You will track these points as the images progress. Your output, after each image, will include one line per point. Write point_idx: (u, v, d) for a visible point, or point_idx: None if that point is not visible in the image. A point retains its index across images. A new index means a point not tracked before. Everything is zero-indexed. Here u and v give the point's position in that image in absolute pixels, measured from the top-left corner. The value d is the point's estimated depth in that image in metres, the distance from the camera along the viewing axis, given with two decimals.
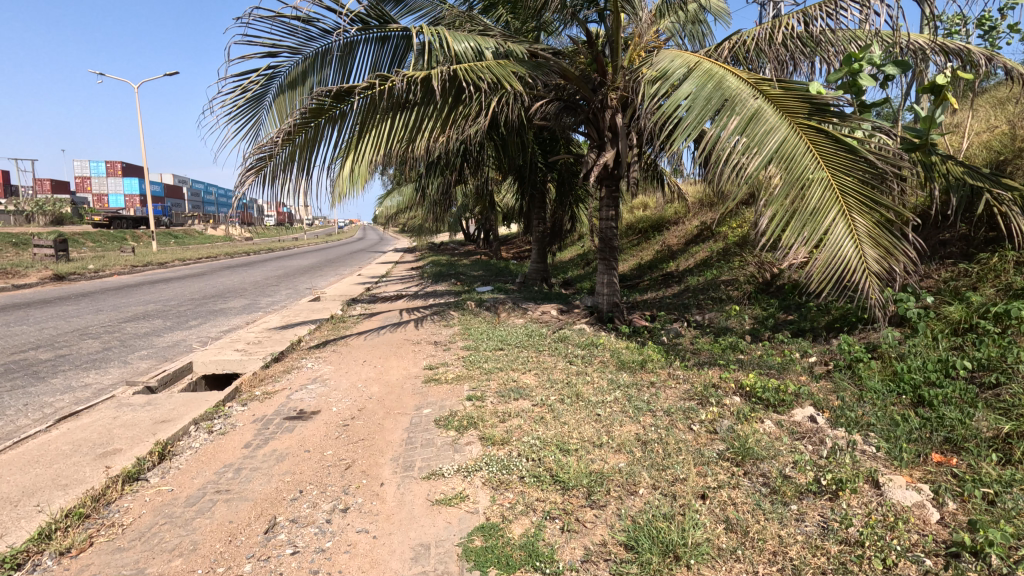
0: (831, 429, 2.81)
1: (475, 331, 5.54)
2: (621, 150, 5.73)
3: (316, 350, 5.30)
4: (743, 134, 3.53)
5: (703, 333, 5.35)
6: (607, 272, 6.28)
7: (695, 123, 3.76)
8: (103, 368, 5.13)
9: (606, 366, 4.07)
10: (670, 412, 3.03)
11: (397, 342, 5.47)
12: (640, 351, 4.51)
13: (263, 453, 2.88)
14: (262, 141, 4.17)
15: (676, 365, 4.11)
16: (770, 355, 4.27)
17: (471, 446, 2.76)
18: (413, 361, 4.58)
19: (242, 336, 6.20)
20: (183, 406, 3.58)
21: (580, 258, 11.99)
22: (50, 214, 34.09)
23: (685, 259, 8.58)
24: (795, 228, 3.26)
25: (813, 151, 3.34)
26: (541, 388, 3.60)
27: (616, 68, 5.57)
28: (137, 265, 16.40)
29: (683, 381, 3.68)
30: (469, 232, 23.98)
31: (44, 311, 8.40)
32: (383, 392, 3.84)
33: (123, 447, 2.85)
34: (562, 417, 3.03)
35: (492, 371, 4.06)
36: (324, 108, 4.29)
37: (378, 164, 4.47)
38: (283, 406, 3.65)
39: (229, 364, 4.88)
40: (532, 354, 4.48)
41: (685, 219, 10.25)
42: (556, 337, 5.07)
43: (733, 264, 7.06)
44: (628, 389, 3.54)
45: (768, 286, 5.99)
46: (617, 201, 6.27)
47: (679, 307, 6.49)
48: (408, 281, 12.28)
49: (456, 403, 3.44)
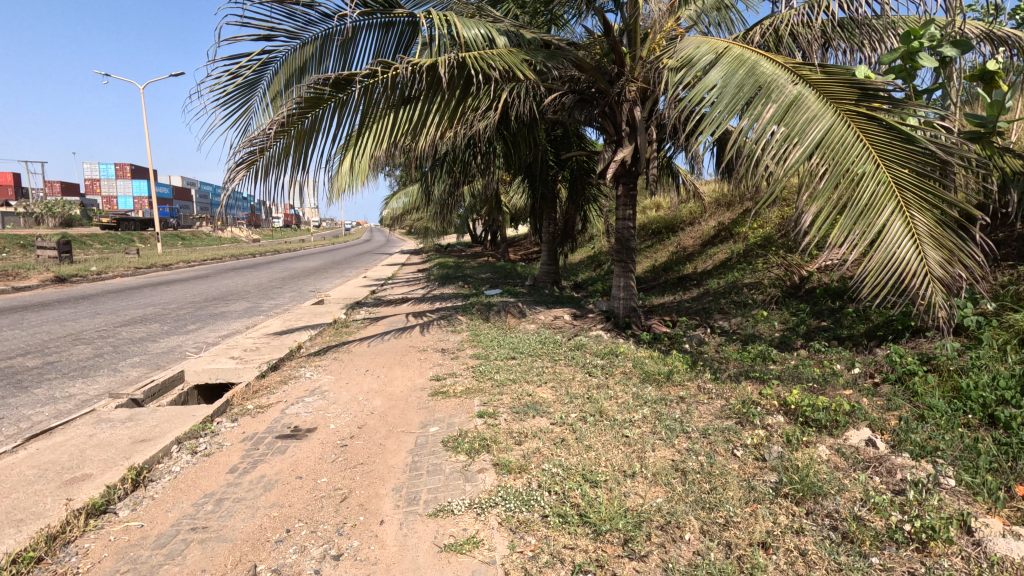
0: (896, 456, 2.46)
1: (485, 338, 5.21)
2: (639, 145, 5.38)
3: (316, 358, 4.99)
4: (780, 122, 3.16)
5: (729, 340, 4.98)
6: (623, 275, 5.93)
7: (723, 114, 3.42)
8: (92, 377, 4.84)
9: (629, 377, 3.72)
10: (709, 435, 2.68)
11: (402, 349, 5.15)
12: (665, 361, 4.16)
13: (250, 480, 2.56)
14: (254, 134, 3.82)
15: (705, 377, 3.76)
16: (809, 366, 3.91)
17: (484, 474, 2.42)
18: (419, 371, 4.25)
19: (240, 341, 5.90)
20: (168, 423, 3.27)
21: (591, 260, 11.65)
22: (59, 215, 34.11)
23: (703, 261, 8.22)
24: (843, 227, 2.85)
25: (863, 141, 2.93)
26: (560, 404, 3.26)
27: (635, 58, 5.22)
28: (142, 267, 16.20)
29: (716, 396, 3.33)
30: (477, 234, 23.75)
31: (40, 314, 8.14)
32: (386, 407, 3.51)
33: (93, 472, 2.54)
34: (586, 439, 2.70)
35: (504, 383, 3.73)
36: (321, 98, 3.94)
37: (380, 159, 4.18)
38: (276, 423, 3.33)
39: (223, 373, 4.58)
40: (547, 364, 4.15)
41: (701, 219, 9.89)
42: (572, 345, 4.73)
43: (756, 267, 6.71)
44: (656, 406, 3.19)
45: (797, 290, 5.62)
46: (634, 200, 5.91)
47: (700, 312, 6.13)
48: (414, 284, 11.97)
49: (465, 421, 3.11)
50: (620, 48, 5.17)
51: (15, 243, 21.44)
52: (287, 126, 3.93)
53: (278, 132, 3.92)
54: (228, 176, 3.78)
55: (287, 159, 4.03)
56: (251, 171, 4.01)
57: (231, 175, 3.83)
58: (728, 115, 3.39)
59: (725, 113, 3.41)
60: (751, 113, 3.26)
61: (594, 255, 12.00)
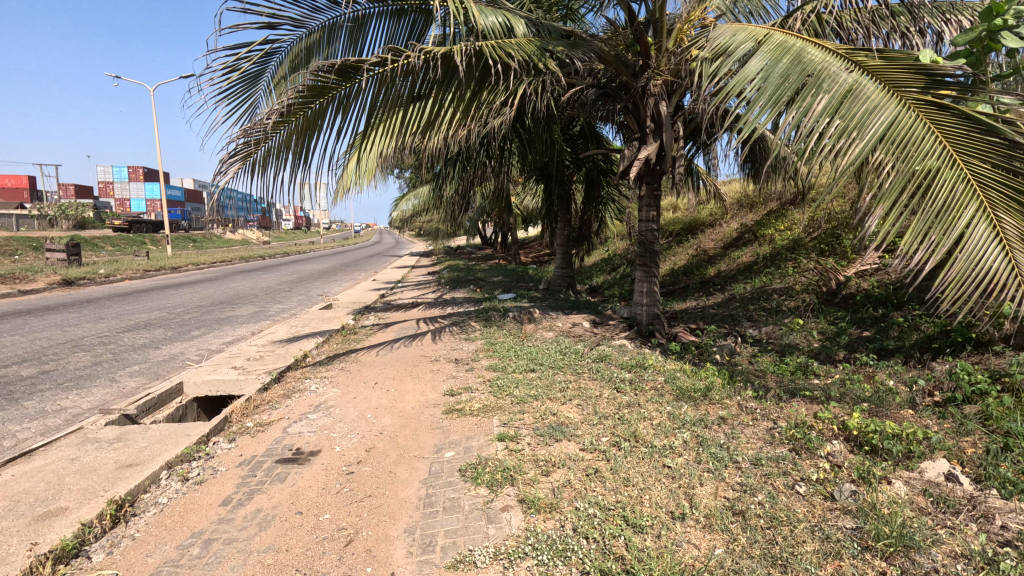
0: (986, 495, 2.12)
1: (502, 347, 4.90)
2: (665, 142, 5.07)
3: (322, 368, 4.70)
4: (836, 114, 2.85)
5: (764, 351, 4.64)
6: (646, 280, 5.62)
7: (768, 106, 3.12)
8: (86, 387, 4.59)
9: (661, 395, 3.40)
10: (764, 468, 2.35)
11: (413, 359, 4.86)
12: (699, 375, 3.83)
13: (244, 515, 2.27)
14: (252, 124, 3.52)
15: (746, 394, 3.42)
16: (858, 382, 3.56)
17: (509, 513, 2.11)
18: (432, 385, 3.96)
19: (244, 349, 5.63)
20: (160, 444, 2.99)
21: (606, 264, 11.32)
22: (72, 217, 34.31)
23: (727, 264, 7.86)
24: (915, 231, 2.52)
25: (935, 133, 2.59)
26: (589, 427, 2.94)
27: (661, 50, 4.91)
28: (151, 270, 16.07)
29: (762, 417, 3.00)
30: (487, 236, 23.50)
31: (42, 319, 7.94)
32: (397, 426, 3.22)
33: (70, 507, 2.26)
34: (623, 470, 2.38)
35: (525, 399, 3.42)
36: (325, 87, 3.63)
37: (388, 157, 3.93)
38: (277, 444, 3.05)
39: (223, 385, 4.31)
40: (570, 378, 3.84)
41: (722, 220, 9.54)
42: (596, 356, 4.41)
43: (785, 271, 6.35)
44: (697, 429, 2.86)
45: (833, 297, 5.27)
46: (658, 200, 5.59)
47: (727, 319, 5.78)
48: (424, 287, 11.70)
49: (485, 445, 2.80)
50: (645, 38, 4.84)
51: (27, 245, 21.48)
52: (287, 117, 3.63)
53: (277, 122, 3.62)
54: (222, 169, 3.49)
55: (287, 152, 3.74)
56: (247, 164, 3.72)
57: (225, 167, 3.52)
58: (774, 108, 3.09)
59: (770, 106, 3.11)
60: (802, 104, 2.96)
61: (608, 258, 11.68)
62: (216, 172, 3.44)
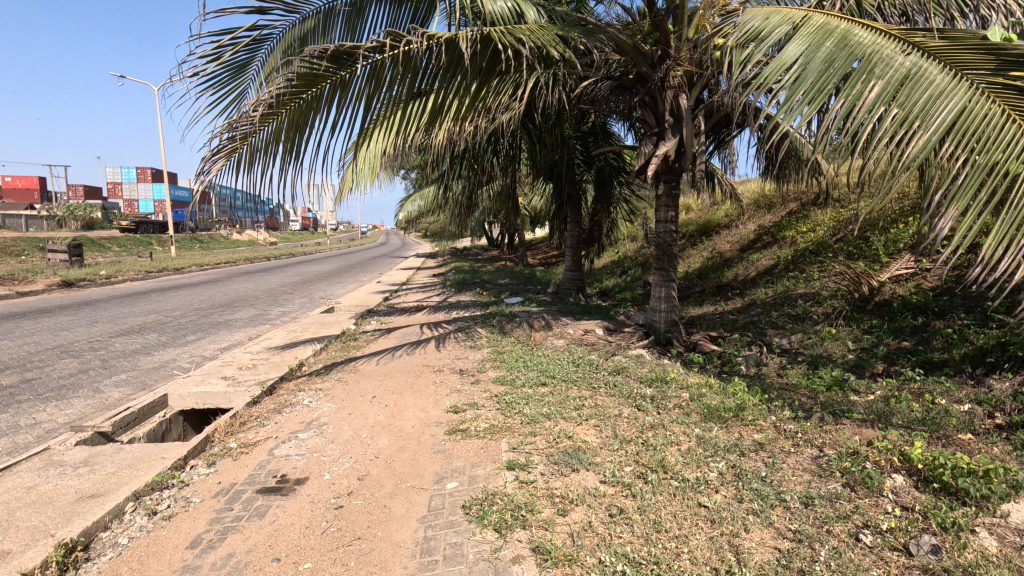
0: None
1: (510, 357, 4.58)
2: (685, 138, 4.73)
3: (318, 379, 4.38)
4: (893, 103, 2.51)
5: (793, 363, 4.29)
6: (664, 284, 5.30)
7: (811, 96, 2.78)
8: (67, 398, 4.29)
9: (688, 415, 3.07)
10: (819, 512, 2.01)
11: (414, 369, 4.54)
12: (726, 392, 3.48)
13: (213, 563, 1.96)
14: (236, 117, 3.09)
15: (783, 414, 3.07)
16: (905, 401, 3.21)
17: (520, 567, 1.79)
18: (435, 400, 3.64)
19: (237, 357, 5.34)
20: (131, 469, 2.69)
21: (617, 267, 10.98)
22: (82, 218, 34.46)
23: (745, 267, 7.49)
24: (998, 235, 2.18)
25: (1016, 122, 2.25)
26: (610, 454, 2.61)
27: (682, 39, 4.57)
28: (154, 270, 15.87)
29: (805, 443, 2.66)
30: (494, 237, 23.22)
31: (35, 322, 7.71)
32: (395, 449, 2.90)
33: (12, 552, 1.96)
34: (652, 511, 2.05)
35: (537, 418, 3.10)
36: (316, 74, 3.14)
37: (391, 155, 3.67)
38: (261, 470, 2.74)
39: (211, 398, 4.03)
40: (585, 393, 3.51)
41: (738, 221, 9.18)
42: (612, 368, 4.08)
43: (811, 275, 5.99)
44: (733, 458, 2.52)
45: (866, 304, 4.90)
46: (677, 200, 5.25)
47: (750, 326, 5.43)
48: (429, 290, 11.42)
49: (492, 474, 2.49)
50: (665, 25, 4.50)
51: (33, 245, 21.44)
52: (276, 109, 3.20)
53: (264, 115, 3.20)
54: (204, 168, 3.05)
55: (276, 148, 3.31)
56: (230, 163, 3.29)
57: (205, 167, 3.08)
58: (818, 98, 2.75)
59: (814, 95, 2.77)
60: (852, 92, 2.62)
61: (619, 261, 11.34)
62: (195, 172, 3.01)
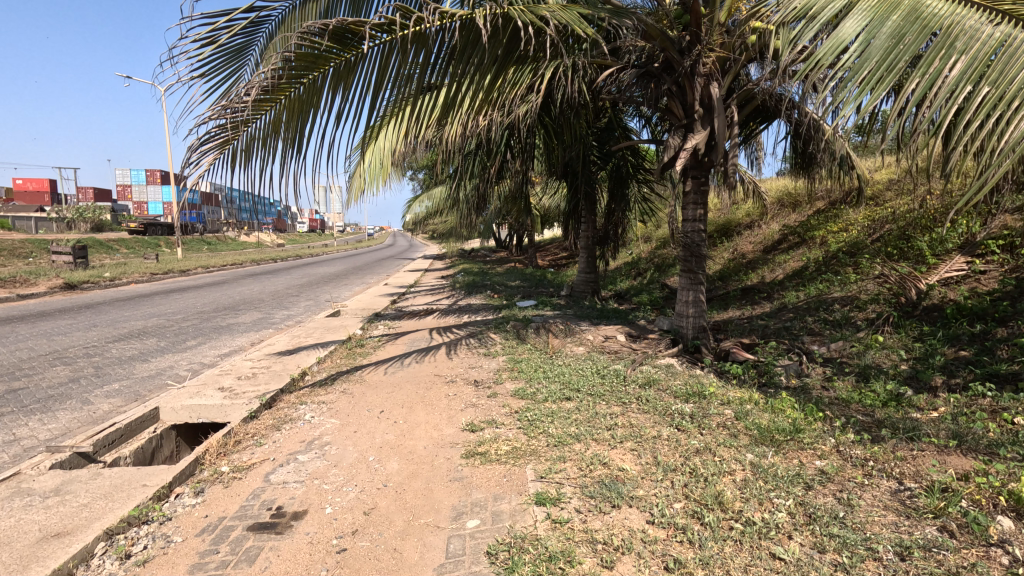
0: None
1: (528, 366, 4.24)
2: (716, 130, 4.36)
3: (321, 391, 4.05)
4: (984, 79, 2.04)
5: (840, 374, 3.92)
6: (691, 288, 4.97)
7: (879, 74, 2.22)
8: (52, 411, 3.99)
9: (736, 437, 2.71)
10: (921, 568, 1.66)
11: (425, 380, 4.20)
12: (775, 409, 3.12)
13: None
14: (228, 101, 2.63)
15: (845, 436, 2.71)
16: (979, 420, 2.85)
17: None
18: (449, 416, 3.31)
19: (237, 365, 5.02)
20: (107, 500, 2.37)
21: (632, 269, 10.63)
22: (91, 220, 34.49)
23: (771, 270, 7.12)
24: None
25: None
26: (653, 486, 2.26)
27: (714, 22, 4.23)
28: (158, 272, 15.60)
29: (880, 474, 2.30)
30: (503, 239, 22.94)
31: (32, 327, 7.44)
32: (405, 477, 2.56)
33: None
34: (718, 566, 1.71)
35: (564, 440, 2.76)
36: (318, 55, 2.71)
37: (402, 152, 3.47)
38: (254, 500, 2.41)
39: (206, 412, 3.72)
40: (615, 410, 3.17)
41: (760, 221, 8.81)
42: (641, 379, 3.73)
43: (846, 277, 5.62)
44: (800, 492, 2.16)
45: (913, 309, 4.51)
46: (706, 197, 4.89)
47: (784, 333, 5.06)
48: (438, 292, 11.12)
49: (518, 511, 2.15)
50: (697, 7, 4.13)
51: (38, 246, 21.33)
52: (273, 95, 2.76)
53: (260, 101, 2.75)
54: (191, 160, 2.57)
55: (276, 139, 2.85)
56: (223, 157, 2.83)
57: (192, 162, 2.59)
58: (888, 75, 2.20)
59: (881, 73, 2.22)
60: (927, 70, 2.14)
61: (634, 263, 10.99)
62: (181, 165, 2.55)
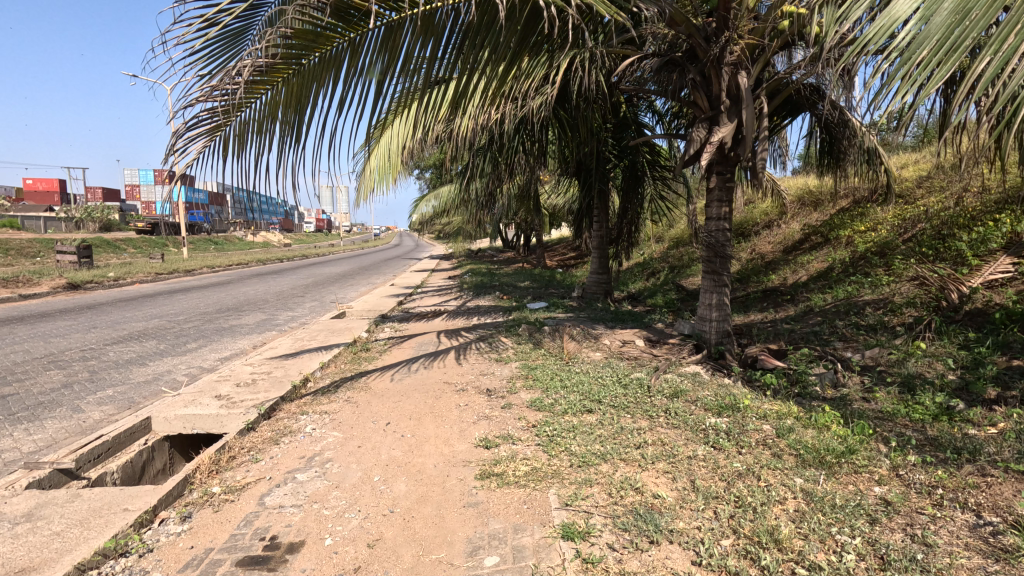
0: None
1: (544, 374, 3.98)
2: (745, 121, 4.08)
3: (323, 400, 3.81)
4: None
5: (881, 384, 3.63)
6: (714, 290, 4.70)
7: (937, 59, 1.53)
8: (41, 420, 3.77)
9: (781, 458, 2.44)
10: None
11: (434, 388, 3.95)
12: (819, 424, 2.84)
13: None
14: (218, 81, 2.35)
15: (903, 457, 2.43)
16: None
17: None
18: (460, 430, 3.06)
19: (237, 370, 4.79)
20: (81, 528, 2.12)
21: (644, 270, 10.35)
22: (99, 219, 34.57)
23: (793, 271, 6.83)
24: None
25: None
26: (694, 517, 2.00)
27: (745, 6, 3.93)
28: (163, 272, 15.43)
29: (953, 506, 2.02)
30: (511, 239, 22.76)
31: (31, 328, 7.25)
32: (414, 502, 2.30)
33: None
34: None
35: (588, 459, 2.51)
36: (318, 33, 2.46)
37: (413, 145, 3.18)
38: (246, 528, 2.16)
39: (201, 422, 3.49)
40: (641, 424, 2.91)
41: (779, 220, 8.51)
42: (667, 389, 3.47)
43: (877, 279, 5.34)
44: (865, 528, 1.88)
45: (954, 313, 4.21)
46: (731, 193, 4.61)
47: (814, 338, 4.77)
48: (445, 293, 10.89)
49: (542, 548, 1.89)
50: None
51: (44, 244, 21.29)
52: (269, 76, 2.52)
53: (254, 83, 2.52)
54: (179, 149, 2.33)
55: (273, 126, 2.61)
56: (214, 146, 2.58)
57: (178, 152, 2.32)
58: (949, 60, 1.48)
59: (937, 62, 1.51)
60: (1001, 49, 1.39)
61: (646, 263, 10.71)
62: (165, 156, 2.27)
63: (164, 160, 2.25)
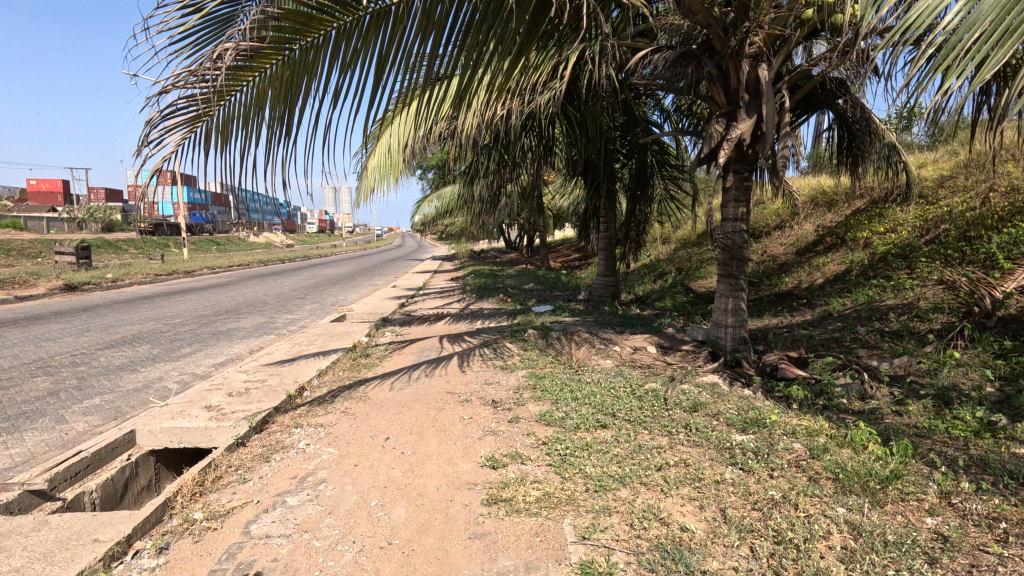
0: None
1: (553, 384, 3.77)
2: (765, 116, 3.86)
3: (319, 411, 3.59)
4: None
5: (913, 396, 3.41)
6: (730, 295, 4.48)
7: (986, 49, 1.38)
8: (21, 431, 3.57)
9: (817, 483, 2.22)
10: None
11: (436, 398, 3.74)
12: (854, 442, 2.62)
13: None
14: (198, 66, 2.13)
15: (954, 482, 2.21)
16: None
17: None
18: (465, 446, 2.85)
19: (230, 377, 4.58)
20: (44, 564, 1.92)
21: (652, 272, 10.13)
22: (101, 220, 34.47)
23: (808, 274, 6.59)
24: None
25: None
26: (727, 555, 1.78)
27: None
28: (162, 273, 15.25)
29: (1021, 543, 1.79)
30: (515, 240, 22.59)
31: (23, 331, 7.07)
32: (414, 533, 2.09)
33: None
34: None
35: (605, 483, 2.29)
36: (311, 15, 2.25)
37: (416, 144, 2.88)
38: (227, 564, 1.94)
39: (188, 435, 3.28)
40: (661, 442, 2.68)
41: (791, 220, 8.28)
42: (686, 402, 3.24)
43: (900, 283, 5.11)
44: (924, 571, 1.66)
45: (987, 320, 3.98)
46: (749, 193, 4.38)
47: (835, 345, 4.55)
48: (449, 295, 10.69)
49: None
50: None
51: (44, 245, 21.13)
52: (256, 61, 2.32)
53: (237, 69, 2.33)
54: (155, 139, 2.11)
55: (259, 117, 2.40)
56: (195, 137, 2.38)
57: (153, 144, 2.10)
58: (1002, 45, 1.33)
59: (984, 51, 1.37)
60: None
61: (653, 265, 10.49)
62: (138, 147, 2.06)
63: (135, 151, 2.03)
